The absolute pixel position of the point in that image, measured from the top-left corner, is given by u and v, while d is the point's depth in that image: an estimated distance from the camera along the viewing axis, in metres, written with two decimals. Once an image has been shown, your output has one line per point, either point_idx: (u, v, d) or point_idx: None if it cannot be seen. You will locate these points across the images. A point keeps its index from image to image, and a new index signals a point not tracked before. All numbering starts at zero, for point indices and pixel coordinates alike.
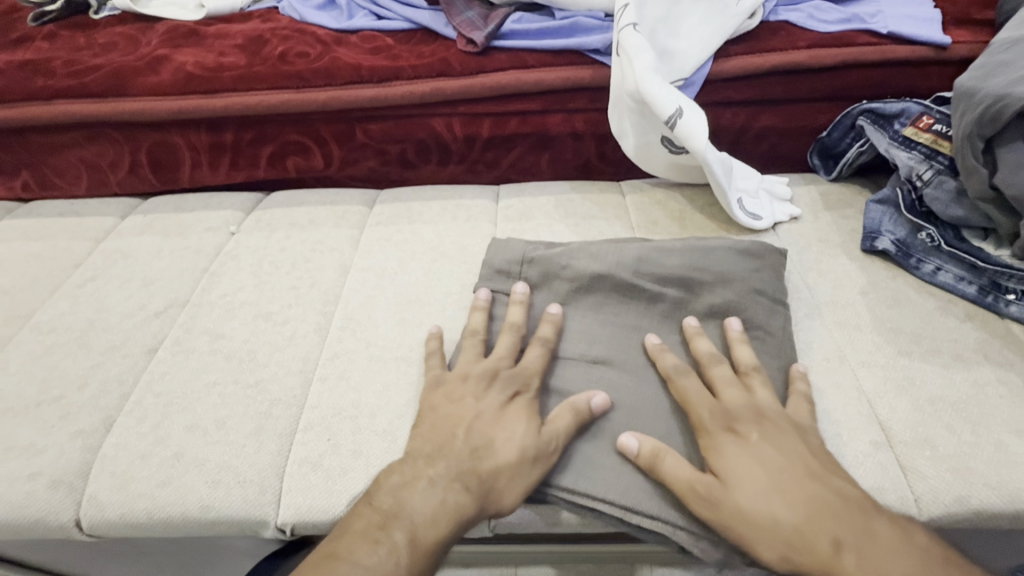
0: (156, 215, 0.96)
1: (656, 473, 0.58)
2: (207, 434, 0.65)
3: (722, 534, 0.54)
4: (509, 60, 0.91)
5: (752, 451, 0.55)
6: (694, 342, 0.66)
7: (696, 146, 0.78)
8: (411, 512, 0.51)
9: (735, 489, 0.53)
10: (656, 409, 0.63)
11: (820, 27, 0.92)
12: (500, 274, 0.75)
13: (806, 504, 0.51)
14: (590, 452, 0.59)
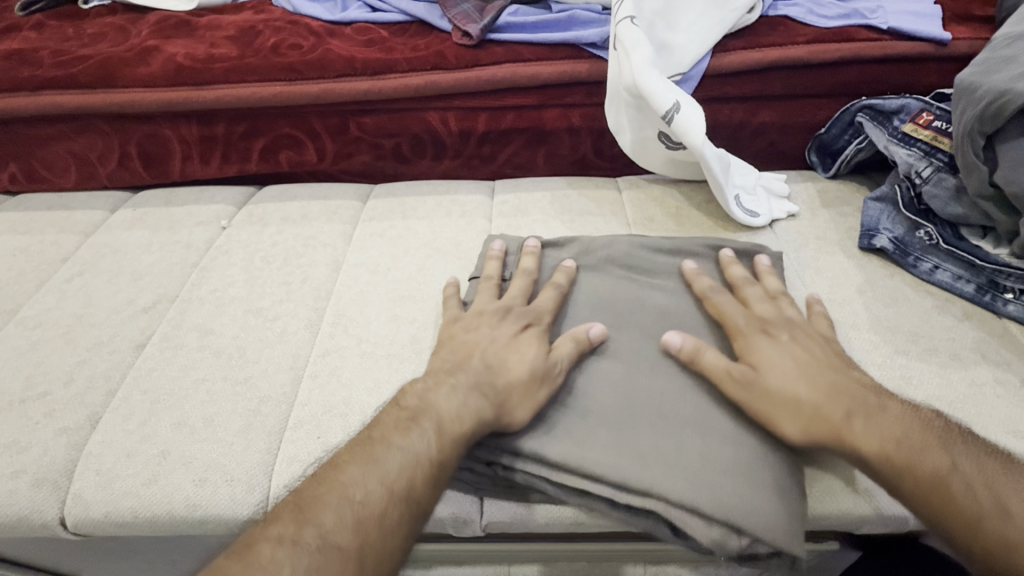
0: (146, 209, 0.95)
1: (644, 452, 0.57)
2: (195, 432, 0.63)
3: (711, 513, 0.53)
4: (505, 53, 0.90)
5: (784, 346, 0.59)
6: (729, 268, 0.71)
7: (694, 142, 0.77)
8: (437, 411, 0.54)
9: (770, 374, 0.57)
10: (646, 396, 0.60)
11: (819, 22, 0.91)
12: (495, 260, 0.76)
13: (832, 388, 0.56)
14: (579, 433, 0.58)
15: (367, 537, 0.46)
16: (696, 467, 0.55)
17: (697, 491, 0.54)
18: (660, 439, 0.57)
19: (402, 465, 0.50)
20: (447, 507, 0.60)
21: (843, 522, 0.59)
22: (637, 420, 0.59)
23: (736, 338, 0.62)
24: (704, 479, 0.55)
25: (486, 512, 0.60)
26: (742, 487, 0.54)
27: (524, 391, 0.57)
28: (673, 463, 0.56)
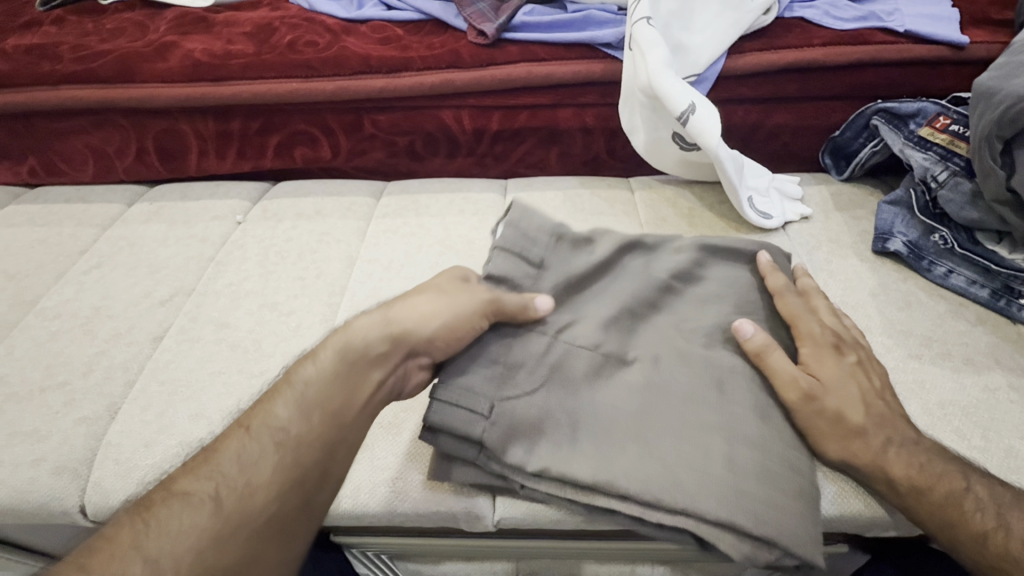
0: (162, 203, 0.96)
1: (671, 464, 0.56)
2: (212, 424, 0.64)
3: (747, 529, 0.53)
4: (520, 53, 0.90)
5: (847, 365, 0.60)
6: (802, 280, 0.71)
7: (709, 143, 0.77)
8: (319, 356, 0.58)
9: (827, 390, 0.58)
10: (670, 404, 0.60)
11: (835, 25, 0.91)
12: (527, 240, 0.70)
13: (879, 413, 0.57)
14: (603, 446, 0.58)
15: (246, 467, 0.51)
16: (725, 480, 0.55)
17: (729, 505, 0.54)
18: (686, 450, 0.57)
19: (274, 407, 0.55)
20: (460, 501, 0.60)
21: (855, 525, 0.59)
22: (662, 431, 0.58)
23: (803, 346, 0.62)
24: (734, 494, 0.54)
25: (498, 508, 0.61)
26: (772, 498, 0.54)
27: (400, 313, 0.59)
28: (703, 476, 0.55)
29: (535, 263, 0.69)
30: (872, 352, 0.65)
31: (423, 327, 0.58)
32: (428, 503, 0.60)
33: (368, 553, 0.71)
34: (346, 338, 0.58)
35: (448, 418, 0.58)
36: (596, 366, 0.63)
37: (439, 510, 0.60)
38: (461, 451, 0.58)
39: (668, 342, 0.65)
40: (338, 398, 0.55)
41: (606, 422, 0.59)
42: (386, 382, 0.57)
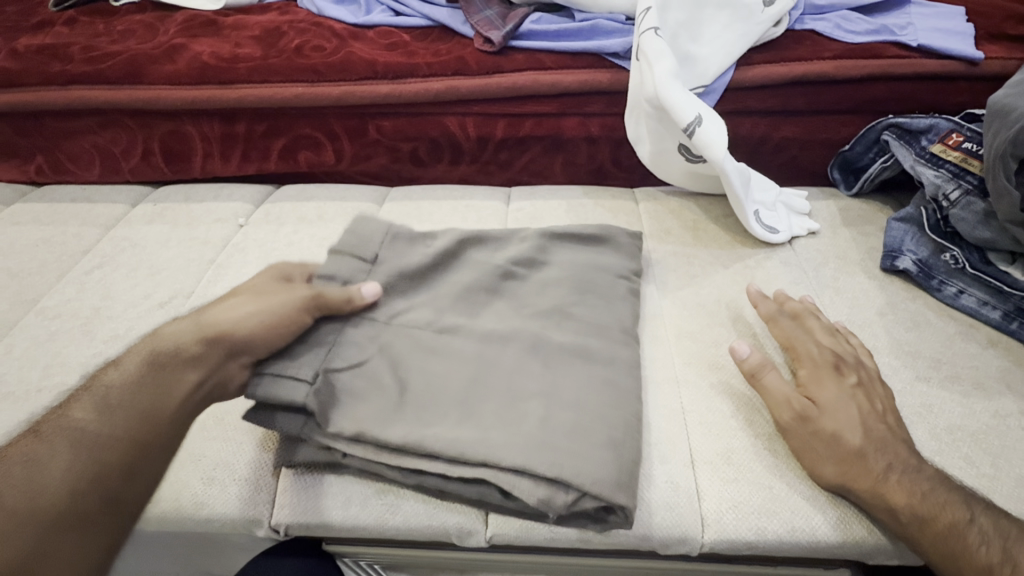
0: (166, 204, 0.96)
1: (478, 420, 0.56)
2: (205, 429, 0.63)
3: (542, 473, 0.52)
4: (526, 61, 0.90)
5: (848, 388, 0.59)
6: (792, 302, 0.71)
7: (714, 156, 0.76)
8: (131, 356, 0.56)
9: (823, 411, 0.58)
10: (498, 373, 0.59)
11: (847, 38, 0.90)
12: (359, 242, 0.71)
13: (880, 437, 0.56)
14: (424, 411, 0.57)
15: (43, 462, 0.47)
16: (535, 433, 0.54)
17: (529, 453, 0.53)
18: (505, 413, 0.56)
19: (70, 413, 0.51)
20: (452, 515, 0.57)
21: (858, 553, 0.56)
22: (489, 395, 0.58)
23: (801, 367, 0.62)
24: (544, 445, 0.53)
25: (492, 524, 0.57)
26: (579, 448, 0.53)
27: (212, 318, 0.58)
28: (514, 432, 0.54)
29: (368, 260, 0.69)
30: (879, 373, 0.63)
31: (240, 327, 0.56)
32: (418, 517, 0.57)
33: (361, 563, 0.71)
34: (160, 343, 0.56)
35: (273, 390, 0.56)
36: (476, 340, 0.62)
37: (430, 524, 0.57)
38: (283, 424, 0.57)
39: (593, 336, 0.64)
40: (143, 391, 0.53)
41: (426, 390, 0.58)
42: (204, 385, 0.55)
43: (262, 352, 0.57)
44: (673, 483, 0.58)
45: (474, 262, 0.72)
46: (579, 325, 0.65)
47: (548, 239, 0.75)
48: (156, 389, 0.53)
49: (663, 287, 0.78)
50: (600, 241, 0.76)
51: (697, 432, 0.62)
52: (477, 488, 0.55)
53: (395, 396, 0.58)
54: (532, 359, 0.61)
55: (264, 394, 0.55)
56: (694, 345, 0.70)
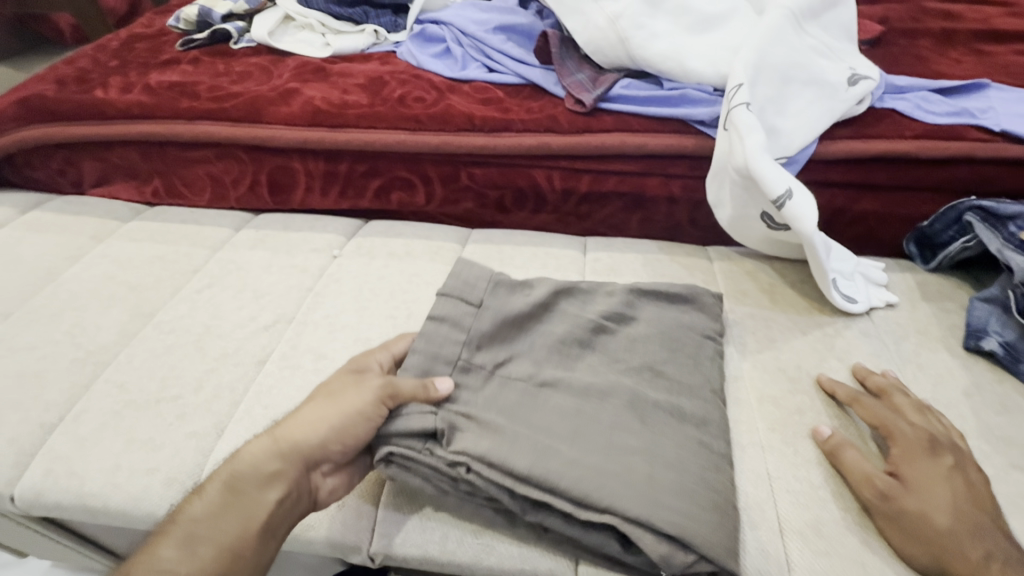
0: (267, 231, 1.04)
1: (597, 464, 0.58)
2: None
3: (662, 529, 0.54)
4: (614, 122, 0.96)
5: (942, 468, 0.59)
6: (871, 379, 0.72)
7: (802, 228, 0.79)
8: (218, 472, 0.59)
9: (909, 491, 0.58)
10: (598, 426, 0.62)
11: (928, 118, 0.93)
12: (463, 286, 0.74)
13: (976, 522, 0.55)
14: (542, 445, 0.60)
15: None
16: (649, 487, 0.57)
17: (650, 507, 0.55)
18: (615, 463, 0.59)
19: (157, 549, 0.54)
20: (545, 561, 0.59)
21: None
22: (598, 445, 0.60)
23: (892, 444, 0.62)
24: (661, 502, 0.56)
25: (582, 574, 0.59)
26: (690, 508, 0.55)
27: (287, 429, 0.60)
28: (629, 483, 0.57)
29: (474, 303, 0.72)
30: (975, 456, 0.62)
31: (316, 431, 0.58)
32: (513, 559, 0.59)
33: None
34: (235, 461, 0.58)
35: (407, 422, 0.60)
36: (579, 391, 0.66)
37: (524, 568, 0.59)
38: (408, 448, 0.60)
39: (685, 398, 0.67)
40: (233, 518, 0.55)
41: (541, 431, 0.61)
42: (289, 498, 0.57)
43: (340, 457, 0.59)
44: (763, 549, 0.59)
45: (569, 310, 0.76)
46: (672, 384, 0.68)
47: (637, 295, 0.78)
48: (244, 512, 0.55)
49: (742, 348, 0.80)
50: (693, 300, 0.79)
51: (786, 500, 0.63)
52: (594, 533, 0.57)
53: (516, 431, 0.61)
54: (629, 414, 0.64)
55: (396, 424, 0.60)
56: (777, 411, 0.71)
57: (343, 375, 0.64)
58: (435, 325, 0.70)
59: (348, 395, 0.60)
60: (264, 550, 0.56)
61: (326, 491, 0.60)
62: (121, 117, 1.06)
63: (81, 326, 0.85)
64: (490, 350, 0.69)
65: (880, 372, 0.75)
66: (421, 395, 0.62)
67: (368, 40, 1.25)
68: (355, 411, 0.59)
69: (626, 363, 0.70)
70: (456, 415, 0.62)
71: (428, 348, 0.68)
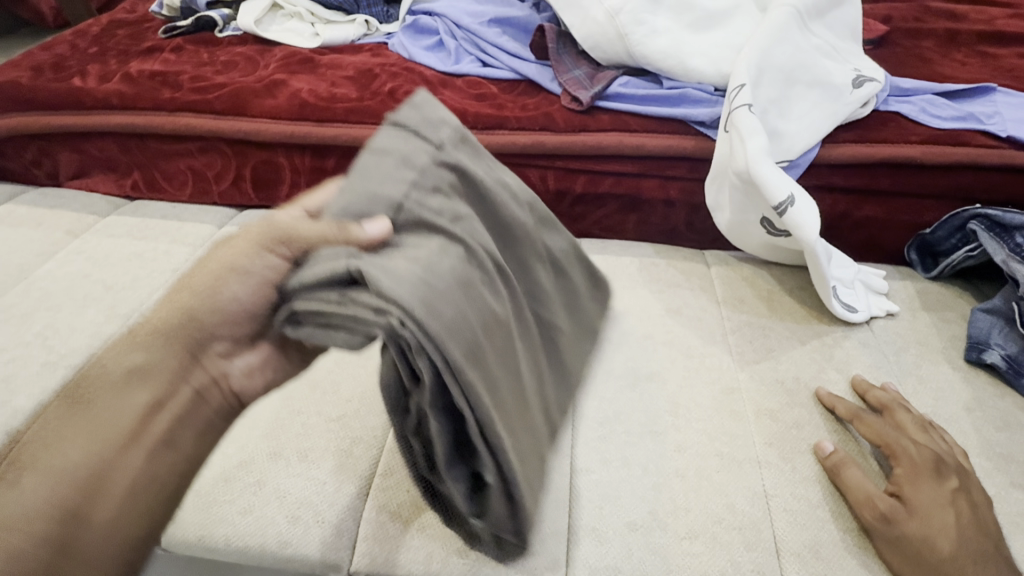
0: None
1: (507, 410, 0.53)
2: (290, 466, 0.64)
3: (515, 501, 0.53)
4: (612, 122, 0.93)
5: (947, 493, 0.57)
6: (871, 394, 0.71)
7: (805, 236, 0.76)
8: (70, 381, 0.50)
9: (912, 514, 0.56)
10: (512, 356, 0.57)
11: (933, 122, 0.90)
12: (425, 123, 0.62)
13: (978, 550, 0.54)
14: (474, 346, 0.50)
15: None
16: (524, 452, 0.56)
17: (522, 477, 0.54)
18: (513, 410, 0.55)
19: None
20: None
21: None
22: (507, 377, 0.55)
23: (898, 465, 0.61)
24: (527, 474, 0.56)
25: None
26: (534, 485, 0.58)
27: (146, 320, 0.52)
28: (516, 440, 0.55)
29: (433, 145, 0.61)
30: (979, 480, 0.61)
31: (184, 303, 0.51)
32: None
33: None
34: (89, 366, 0.50)
35: (325, 262, 0.47)
36: (509, 305, 0.60)
37: None
38: (318, 298, 0.46)
39: (557, 385, 0.69)
40: (87, 421, 0.47)
41: (481, 336, 0.52)
42: (164, 386, 0.48)
43: (228, 328, 0.51)
44: (759, 571, 0.57)
45: (527, 223, 0.67)
46: (557, 360, 0.69)
47: (574, 258, 0.77)
48: (105, 417, 0.47)
49: (739, 358, 0.78)
50: (599, 286, 0.80)
51: (783, 519, 0.60)
52: (464, 466, 0.53)
53: (463, 320, 0.50)
54: (530, 363, 0.63)
55: (309, 269, 0.47)
56: (775, 425, 0.69)
57: (219, 242, 0.56)
58: (378, 158, 0.58)
59: (218, 257, 0.53)
60: (150, 450, 0.46)
61: (236, 374, 0.52)
62: (100, 108, 1.02)
63: (53, 328, 0.81)
64: (445, 198, 0.58)
65: (880, 386, 0.73)
66: (336, 236, 0.49)
67: (359, 31, 1.21)
68: (230, 263, 0.51)
69: (542, 314, 0.68)
70: (381, 257, 0.49)
71: (365, 188, 0.54)
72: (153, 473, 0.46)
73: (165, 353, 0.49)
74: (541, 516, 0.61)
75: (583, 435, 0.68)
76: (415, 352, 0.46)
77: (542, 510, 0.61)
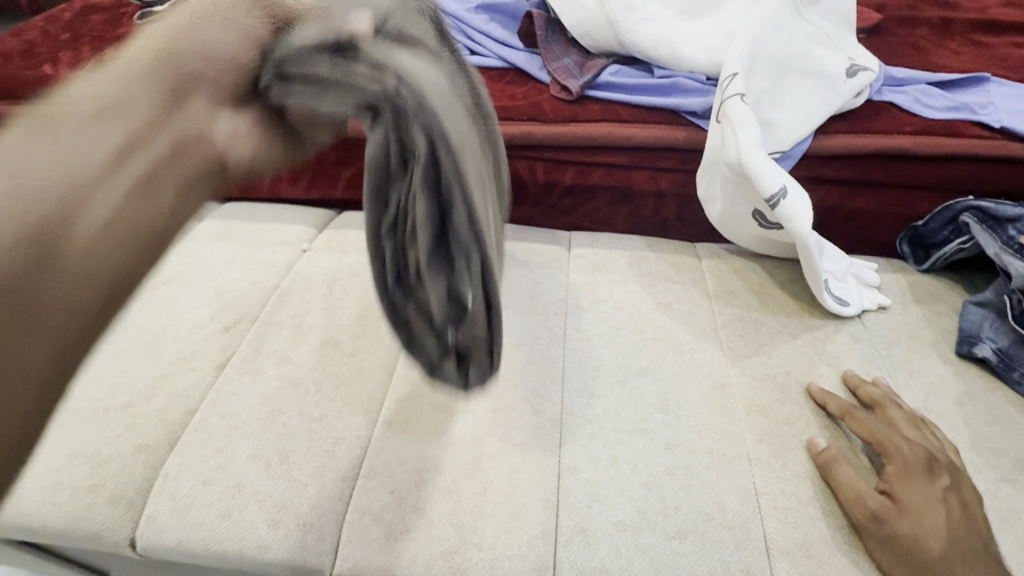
0: (232, 222, 0.98)
1: (488, 222, 0.51)
2: (270, 467, 0.63)
3: (490, 307, 0.51)
4: (602, 111, 0.90)
5: (939, 491, 0.57)
6: (863, 390, 0.70)
7: (797, 228, 0.75)
8: None
9: (902, 512, 0.56)
10: (489, 211, 0.56)
11: (927, 112, 0.89)
12: None
13: (967, 549, 0.54)
14: (467, 152, 0.48)
15: None
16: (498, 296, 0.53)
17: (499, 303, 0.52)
18: (493, 243, 0.55)
19: None
20: None
21: None
22: (489, 212, 0.53)
23: (889, 462, 0.60)
24: (498, 308, 0.54)
25: None
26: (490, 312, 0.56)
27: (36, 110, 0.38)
28: (494, 260, 0.53)
29: None
30: (969, 478, 0.61)
31: (104, 80, 0.38)
32: None
33: None
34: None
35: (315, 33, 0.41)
36: (489, 132, 0.58)
37: None
38: (310, 66, 0.40)
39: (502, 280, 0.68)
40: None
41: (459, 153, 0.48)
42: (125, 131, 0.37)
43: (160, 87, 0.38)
44: (748, 570, 0.56)
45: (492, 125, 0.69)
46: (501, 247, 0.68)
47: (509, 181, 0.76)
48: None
49: (730, 353, 0.77)
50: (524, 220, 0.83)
51: (774, 518, 0.60)
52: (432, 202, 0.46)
53: (464, 137, 0.48)
54: (499, 228, 0.63)
55: (293, 43, 0.40)
56: (765, 421, 0.68)
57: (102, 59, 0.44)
58: None
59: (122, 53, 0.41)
60: (122, 193, 0.36)
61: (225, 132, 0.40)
62: None
63: None
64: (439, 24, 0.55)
65: (871, 381, 0.73)
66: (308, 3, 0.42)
67: None
68: (143, 44, 0.41)
69: (500, 179, 0.63)
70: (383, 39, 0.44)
71: None
72: (117, 238, 0.36)
73: (136, 87, 0.38)
74: (528, 517, 0.59)
75: (571, 433, 0.67)
76: (410, 116, 0.43)
77: (529, 510, 0.60)
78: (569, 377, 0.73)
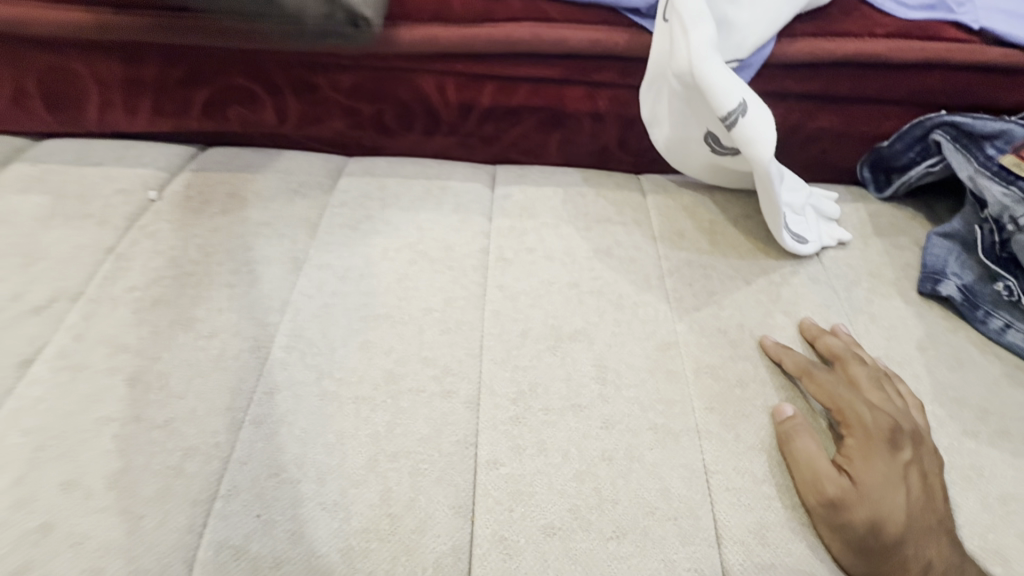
0: (50, 165, 0.74)
1: None
2: (92, 499, 0.47)
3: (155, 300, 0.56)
4: (524, 9, 0.71)
5: (899, 467, 0.51)
6: (824, 343, 0.62)
7: (757, 155, 0.62)
8: None
9: (863, 495, 0.49)
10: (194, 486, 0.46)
11: (899, 12, 0.75)
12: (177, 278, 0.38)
13: (924, 531, 0.48)
14: None
15: None
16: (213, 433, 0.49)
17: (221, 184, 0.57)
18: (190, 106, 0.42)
19: None
20: None
21: None
22: None
23: (850, 435, 0.53)
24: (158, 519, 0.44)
25: None
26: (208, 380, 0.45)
27: None
28: None
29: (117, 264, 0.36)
30: (932, 443, 0.55)
31: None
32: None
33: None
34: None
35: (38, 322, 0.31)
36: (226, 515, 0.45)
37: None
38: None
39: None
40: None
41: None
42: None
43: None
44: (697, 570, 0.48)
45: None
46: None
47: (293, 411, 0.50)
48: None
49: (677, 306, 0.66)
50: None
51: (725, 501, 0.51)
52: None
53: None
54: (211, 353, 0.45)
55: None
56: (717, 385, 0.59)
57: None
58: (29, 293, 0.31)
59: None
60: None
61: None
62: None
63: None
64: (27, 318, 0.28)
65: (831, 330, 0.64)
66: None
67: None
68: None
69: None
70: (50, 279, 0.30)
71: None
72: None
73: None
74: (435, 530, 0.48)
75: (490, 418, 0.55)
76: None
77: (436, 522, 0.48)
78: (488, 346, 0.60)
